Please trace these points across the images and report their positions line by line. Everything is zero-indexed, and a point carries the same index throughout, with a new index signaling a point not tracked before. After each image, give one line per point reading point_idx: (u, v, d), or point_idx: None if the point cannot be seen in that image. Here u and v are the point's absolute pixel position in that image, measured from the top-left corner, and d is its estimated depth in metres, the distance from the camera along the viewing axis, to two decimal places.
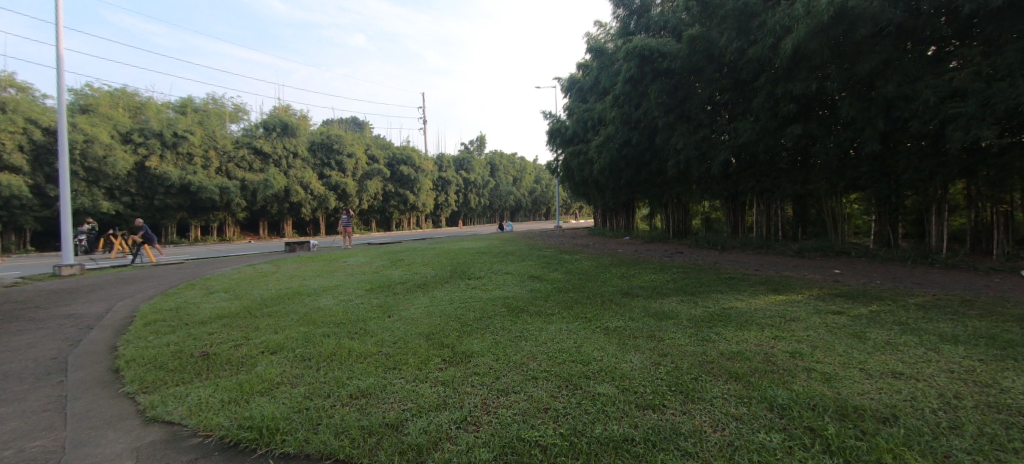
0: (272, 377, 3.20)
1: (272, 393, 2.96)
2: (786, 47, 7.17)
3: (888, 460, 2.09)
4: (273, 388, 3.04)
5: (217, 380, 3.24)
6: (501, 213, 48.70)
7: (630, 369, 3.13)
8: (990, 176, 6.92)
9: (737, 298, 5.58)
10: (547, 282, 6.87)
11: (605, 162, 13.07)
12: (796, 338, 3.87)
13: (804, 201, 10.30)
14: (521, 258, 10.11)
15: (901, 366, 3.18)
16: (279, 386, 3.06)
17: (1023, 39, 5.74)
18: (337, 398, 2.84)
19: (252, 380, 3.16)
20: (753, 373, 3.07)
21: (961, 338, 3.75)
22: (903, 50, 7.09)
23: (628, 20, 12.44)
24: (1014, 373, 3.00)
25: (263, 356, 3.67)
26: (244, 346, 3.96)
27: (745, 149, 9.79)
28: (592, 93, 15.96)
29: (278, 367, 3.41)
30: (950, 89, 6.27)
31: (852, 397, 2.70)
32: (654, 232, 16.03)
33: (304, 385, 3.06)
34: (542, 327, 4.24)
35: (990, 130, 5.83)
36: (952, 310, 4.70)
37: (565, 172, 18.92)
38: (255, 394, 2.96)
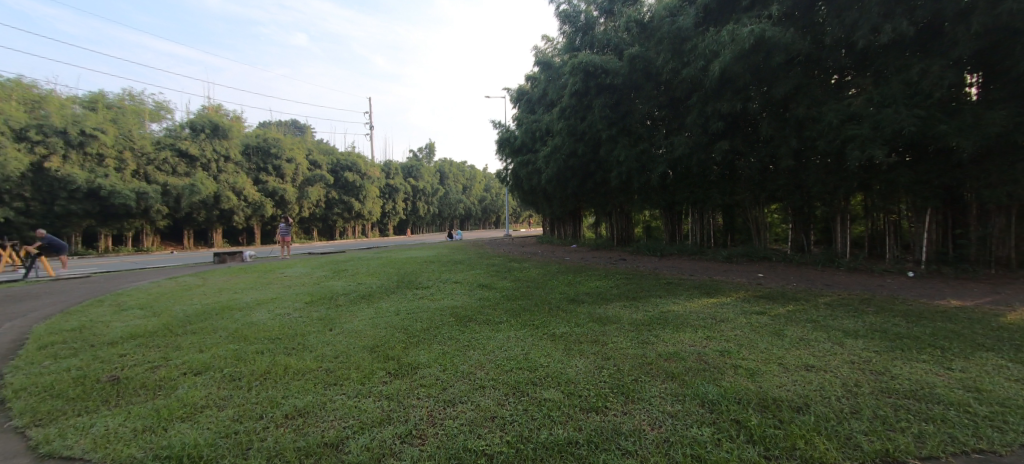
0: (195, 400, 2.97)
1: (195, 418, 2.74)
2: (714, 69, 7.77)
3: (801, 445, 2.30)
4: (196, 412, 2.82)
5: (129, 407, 2.95)
6: (451, 221, 48.23)
7: (575, 373, 3.24)
8: (883, 190, 7.87)
9: (674, 302, 5.91)
10: (496, 290, 6.91)
11: (552, 172, 13.40)
12: (724, 337, 4.18)
13: (732, 210, 11.14)
14: (469, 266, 10.08)
15: (813, 359, 3.53)
16: (203, 410, 2.85)
17: (904, 72, 6.63)
18: (271, 419, 2.69)
19: (171, 405, 2.91)
20: (687, 372, 3.27)
21: (861, 332, 4.22)
22: (812, 77, 7.92)
23: (574, 36, 13.07)
24: (902, 361, 3.43)
25: (185, 378, 3.39)
26: (162, 368, 3.64)
27: (679, 162, 10.45)
28: (540, 104, 16.36)
29: (202, 389, 3.17)
30: (849, 113, 7.09)
31: (772, 390, 2.95)
32: (599, 239, 16.60)
33: (232, 408, 2.86)
34: (490, 336, 4.27)
35: (880, 150, 6.65)
36: (855, 307, 5.28)
37: (514, 181, 19.17)
38: (175, 420, 2.73)
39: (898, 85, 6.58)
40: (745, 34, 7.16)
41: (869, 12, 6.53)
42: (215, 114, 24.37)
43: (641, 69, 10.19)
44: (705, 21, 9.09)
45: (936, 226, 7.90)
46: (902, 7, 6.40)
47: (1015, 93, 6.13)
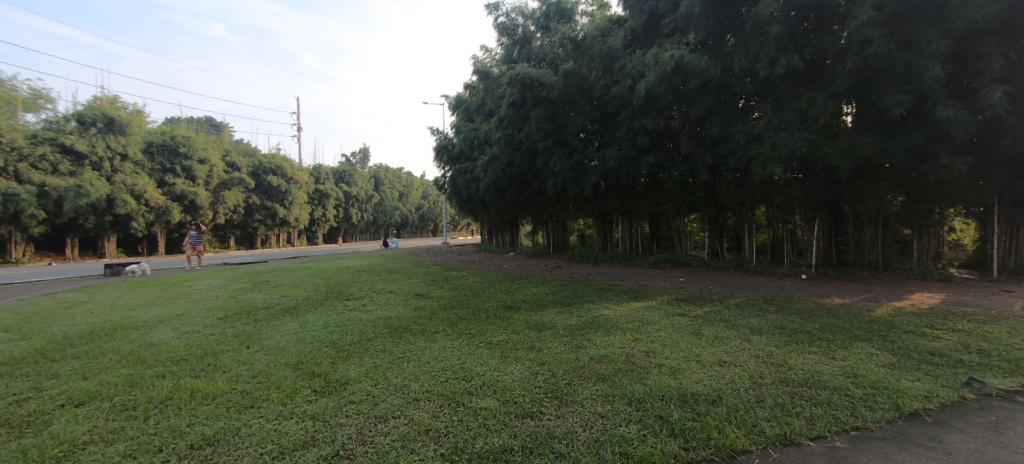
0: (75, 436, 2.64)
1: (74, 456, 2.44)
2: (640, 89, 8.35)
3: (715, 435, 2.54)
4: (77, 449, 2.51)
5: None
6: (386, 229, 46.72)
7: (511, 380, 3.30)
8: (781, 203, 8.86)
9: (604, 307, 6.22)
10: (432, 299, 6.83)
11: (489, 181, 13.53)
12: (650, 339, 4.48)
13: (657, 220, 11.92)
14: (404, 276, 9.85)
15: (725, 356, 3.89)
16: (85, 446, 2.54)
17: (796, 100, 7.58)
18: (171, 452, 2.47)
19: (43, 444, 2.56)
20: (615, 373, 3.47)
21: (765, 329, 4.72)
22: (723, 100, 8.78)
23: (512, 48, 13.60)
24: (797, 353, 3.89)
25: (64, 410, 3.00)
26: (32, 401, 3.19)
27: (610, 174, 11.04)
28: (478, 113, 16.51)
29: (86, 422, 2.83)
30: (753, 134, 7.95)
31: (691, 386, 3.22)
32: (536, 247, 16.99)
33: (123, 442, 2.58)
34: (425, 346, 4.23)
35: (778, 167, 7.52)
36: (760, 307, 5.90)
37: (452, 189, 19.09)
38: (48, 461, 2.41)
39: (791, 111, 7.49)
40: (666, 58, 7.79)
41: (768, 46, 7.40)
42: (111, 106, 21.69)
43: (575, 84, 10.69)
44: (633, 43, 9.99)
45: (824, 235, 9.04)
46: (793, 43, 7.33)
47: (880, 122, 7.22)
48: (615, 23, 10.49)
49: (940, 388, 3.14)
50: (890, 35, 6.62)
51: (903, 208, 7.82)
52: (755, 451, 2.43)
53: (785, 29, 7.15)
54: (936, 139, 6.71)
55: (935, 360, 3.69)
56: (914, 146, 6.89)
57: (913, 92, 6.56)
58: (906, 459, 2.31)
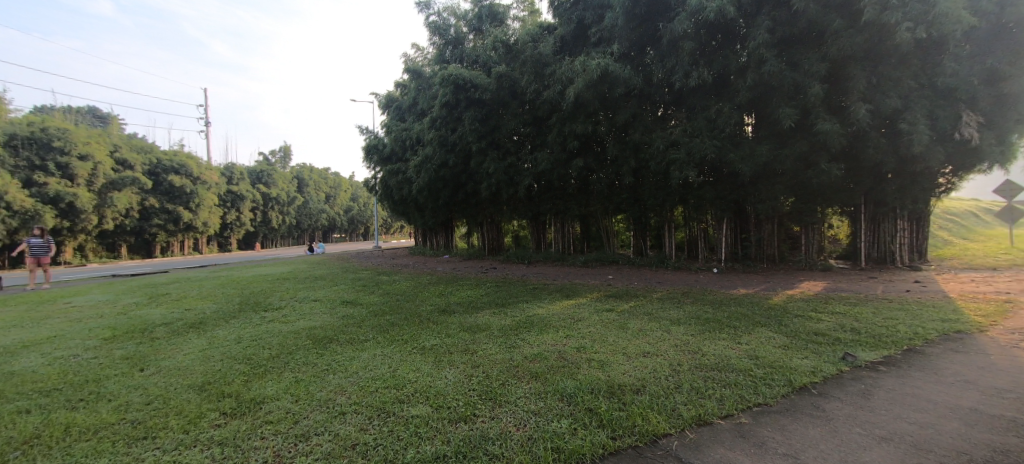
0: None
1: None
2: (569, 94, 8.65)
3: (639, 422, 2.69)
4: None
5: None
6: (312, 233, 44.05)
7: (444, 385, 3.26)
8: (695, 204, 9.64)
9: (538, 306, 6.32)
10: (362, 306, 6.55)
11: (422, 183, 13.26)
12: (580, 334, 4.66)
13: (587, 220, 12.42)
14: (331, 283, 9.33)
15: (648, 347, 4.14)
16: None
17: (708, 110, 8.28)
18: None
19: None
20: (548, 371, 3.56)
21: (682, 320, 5.10)
22: (644, 109, 9.35)
23: (444, 48, 13.49)
24: (710, 340, 4.25)
25: None
26: None
27: (542, 176, 11.30)
28: (409, 113, 16.13)
29: None
30: (671, 140, 8.55)
31: (618, 377, 3.39)
32: (471, 249, 16.98)
33: None
34: (353, 356, 4.05)
35: (692, 171, 8.17)
36: (679, 299, 6.37)
37: (383, 190, 18.49)
38: None
39: (702, 120, 8.18)
40: (593, 66, 8.14)
41: (682, 60, 8.00)
42: None
43: (508, 87, 10.82)
44: (562, 49, 10.32)
45: (731, 232, 9.98)
46: (703, 58, 8.00)
47: (774, 132, 8.11)
48: (546, 29, 10.79)
49: (823, 364, 3.59)
50: (781, 56, 7.46)
51: (794, 208, 8.87)
52: (674, 433, 2.60)
53: (696, 45, 7.78)
54: (818, 148, 7.68)
55: (819, 340, 4.22)
56: (801, 154, 7.84)
57: (800, 106, 7.45)
58: (797, 427, 2.61)
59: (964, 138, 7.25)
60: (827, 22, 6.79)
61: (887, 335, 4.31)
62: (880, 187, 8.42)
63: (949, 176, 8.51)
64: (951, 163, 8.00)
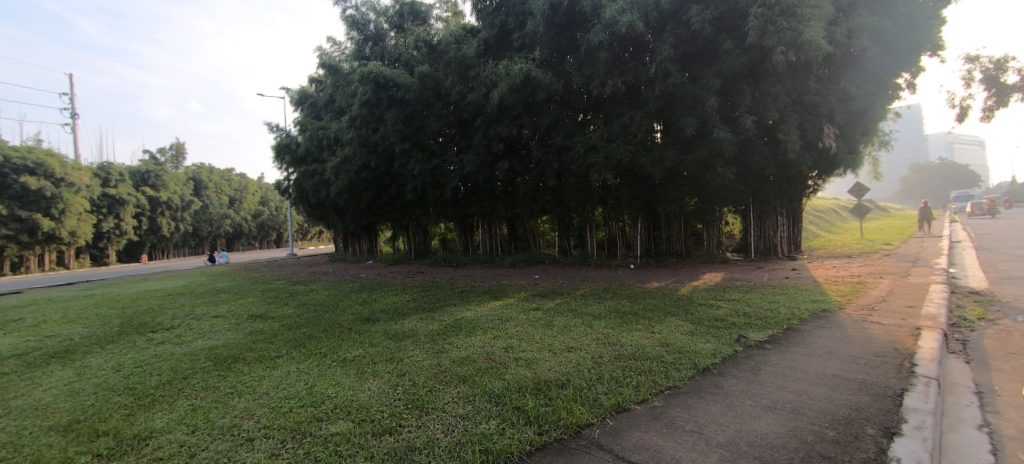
0: None
1: None
2: (493, 97, 8.77)
3: (564, 415, 2.78)
4: None
5: None
6: (212, 241, 39.79)
7: (367, 398, 3.13)
8: (613, 204, 10.23)
9: (466, 309, 6.31)
10: (273, 320, 6.06)
11: (341, 185, 12.60)
12: (508, 335, 4.72)
13: (513, 222, 12.63)
14: (236, 296, 8.54)
15: (572, 342, 4.32)
16: None
17: (622, 116, 8.83)
18: None
19: None
20: (476, 373, 3.57)
21: (604, 314, 5.38)
22: (565, 113, 9.71)
23: (363, 44, 12.84)
24: (628, 332, 4.54)
25: None
26: None
27: (468, 179, 11.27)
28: (326, 111, 15.23)
29: None
30: (590, 144, 8.97)
31: (544, 374, 3.49)
32: (396, 254, 16.49)
33: None
34: (263, 375, 3.74)
35: (609, 173, 8.65)
36: (601, 295, 6.71)
37: (297, 193, 17.27)
38: None
39: (618, 126, 8.72)
40: (515, 70, 8.35)
41: (599, 69, 8.48)
42: None
43: (431, 87, 10.72)
44: (486, 53, 10.39)
45: (645, 230, 10.74)
46: (617, 69, 8.53)
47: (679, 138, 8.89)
48: (469, 32, 10.76)
49: (722, 346, 4.00)
50: (685, 69, 8.18)
51: (697, 207, 9.78)
52: (596, 423, 2.72)
53: (610, 56, 8.27)
54: (714, 153, 8.54)
55: (719, 324, 4.69)
56: (702, 159, 8.66)
57: (699, 116, 8.24)
58: (702, 405, 2.88)
59: (826, 147, 8.51)
60: (720, 41, 7.56)
61: (772, 316, 4.93)
62: (765, 188, 9.59)
63: (815, 178, 9.95)
64: (818, 167, 9.35)
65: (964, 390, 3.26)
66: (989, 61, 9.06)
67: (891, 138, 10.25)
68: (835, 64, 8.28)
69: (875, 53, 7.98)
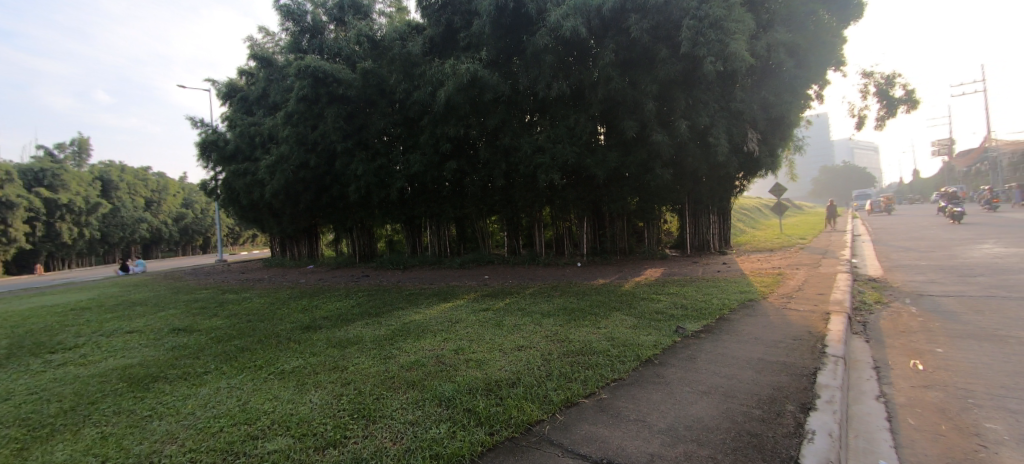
0: None
1: None
2: (440, 96, 8.70)
3: (514, 414, 2.83)
4: None
5: None
6: (126, 247, 36.11)
7: (308, 411, 3.00)
8: (560, 205, 10.49)
9: (414, 312, 6.21)
10: (201, 333, 5.64)
11: (276, 186, 11.92)
12: (458, 337, 4.72)
13: (462, 222, 12.57)
14: (156, 308, 7.84)
15: (522, 341, 4.40)
16: None
17: (567, 118, 9.07)
18: None
19: None
20: (425, 377, 3.54)
21: (552, 312, 5.51)
22: (512, 114, 9.80)
23: (299, 36, 12.24)
24: (575, 328, 4.69)
25: None
26: None
27: (415, 179, 11.07)
28: (258, 106, 14.33)
29: None
30: (537, 145, 9.13)
31: (495, 374, 3.53)
32: (340, 257, 15.87)
33: None
34: (189, 394, 3.48)
35: (555, 174, 8.86)
36: (548, 293, 6.86)
37: (227, 194, 16.11)
38: None
39: (563, 128, 8.94)
40: (461, 70, 8.33)
41: (544, 71, 8.66)
42: None
43: (375, 84, 10.42)
44: (432, 51, 10.27)
45: (591, 229, 11.10)
46: (561, 72, 8.75)
47: (621, 141, 9.28)
48: (414, 29, 10.64)
49: (662, 337, 4.25)
50: (625, 74, 8.54)
51: (638, 206, 10.27)
52: (546, 419, 2.80)
53: (555, 59, 8.46)
54: (653, 155, 9.01)
55: (659, 317, 4.97)
56: (642, 160, 9.10)
57: (639, 119, 8.67)
58: (644, 395, 3.05)
59: (751, 150, 9.24)
60: (657, 49, 7.94)
61: (705, 308, 5.29)
62: (698, 188, 10.24)
63: (742, 179, 10.80)
64: (743, 168, 10.14)
65: (865, 366, 3.69)
66: (881, 76, 10.24)
67: (804, 143, 11.32)
68: (757, 74, 9.01)
69: (790, 66, 8.77)
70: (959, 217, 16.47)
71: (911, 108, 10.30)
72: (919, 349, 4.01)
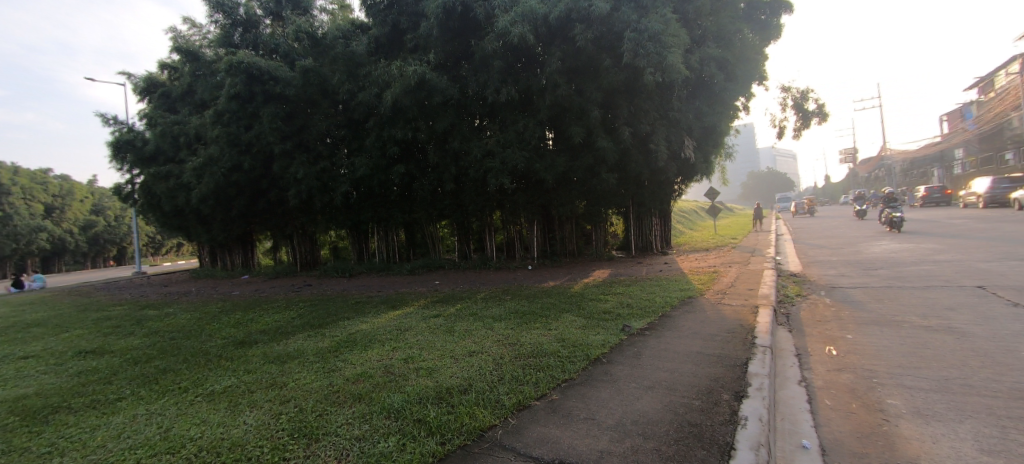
0: None
1: None
2: (386, 98, 8.50)
3: (466, 421, 2.79)
4: None
5: None
6: (21, 260, 31.91)
7: (242, 434, 2.79)
8: (510, 209, 10.55)
9: (361, 322, 5.97)
10: (115, 355, 5.09)
11: (205, 190, 11.06)
12: (407, 345, 4.59)
13: (411, 227, 12.32)
14: (58, 329, 6.99)
15: (474, 346, 4.36)
16: None
17: (516, 123, 9.16)
18: None
19: None
20: (373, 389, 3.42)
21: (504, 316, 5.52)
22: (461, 118, 9.71)
23: (230, 30, 11.48)
24: (527, 331, 4.73)
25: None
26: None
27: (361, 183, 10.71)
28: (184, 103, 13.24)
29: None
30: (486, 150, 9.13)
31: (446, 381, 3.48)
32: (279, 266, 15.01)
33: None
34: (99, 424, 3.12)
35: (505, 178, 8.91)
36: (499, 297, 6.87)
37: (147, 199, 14.72)
38: None
39: (512, 133, 9.01)
40: (409, 73, 8.18)
41: (493, 76, 8.70)
42: None
43: (316, 84, 9.98)
44: (378, 52, 10.01)
45: (541, 232, 11.27)
46: (510, 77, 8.83)
47: (568, 146, 9.50)
48: (359, 28, 10.37)
49: (610, 336, 4.39)
50: (572, 80, 8.76)
51: (586, 209, 10.58)
52: (498, 424, 2.79)
53: (503, 64, 8.52)
54: (599, 160, 9.30)
55: (607, 316, 5.13)
56: (588, 165, 9.38)
57: (585, 125, 8.93)
58: (594, 393, 3.12)
59: (687, 157, 9.81)
60: (601, 59, 8.22)
61: (649, 306, 5.53)
62: (641, 192, 10.72)
63: (680, 183, 11.42)
64: (681, 173, 10.75)
65: (789, 354, 4.01)
66: (798, 91, 11.21)
67: (734, 150, 12.16)
68: (692, 85, 9.57)
69: (721, 79, 9.41)
70: (898, 226, 13.43)
71: (823, 120, 11.36)
72: (833, 336, 4.42)
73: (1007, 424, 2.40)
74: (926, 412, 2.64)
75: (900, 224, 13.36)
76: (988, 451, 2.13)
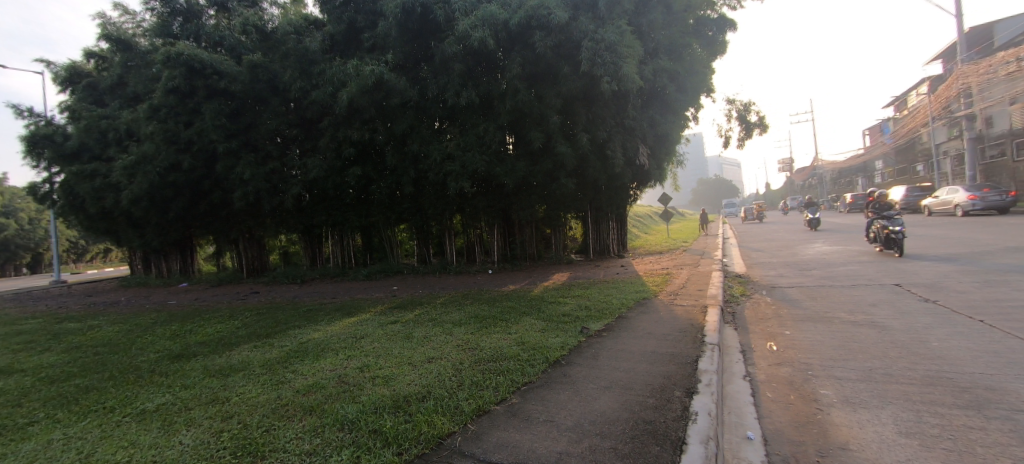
0: None
1: None
2: (341, 98, 8.22)
3: (425, 429, 2.70)
4: None
5: None
6: None
7: (177, 455, 2.56)
8: (470, 212, 10.47)
9: (312, 330, 5.68)
10: (26, 374, 4.55)
11: (138, 191, 10.21)
12: (363, 353, 4.41)
13: (368, 231, 11.95)
14: None
15: (433, 352, 4.26)
16: None
17: (476, 126, 9.12)
18: None
19: None
20: (326, 400, 3.25)
21: (464, 321, 5.42)
22: (420, 120, 9.53)
23: (169, 18, 10.76)
24: (487, 335, 4.67)
25: None
26: None
27: (314, 185, 10.29)
28: (114, 96, 12.20)
29: None
30: (445, 153, 9.01)
31: (403, 389, 3.36)
32: (223, 272, 14.12)
33: None
34: (4, 453, 2.76)
35: (465, 181, 8.82)
36: (459, 302, 6.76)
37: (68, 200, 13.39)
38: None
39: (472, 136, 8.96)
40: (365, 72, 7.94)
41: (453, 79, 8.63)
42: None
43: (265, 80, 9.51)
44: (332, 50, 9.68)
45: (501, 236, 11.26)
46: (470, 81, 8.78)
47: (528, 151, 9.56)
48: (312, 24, 10.01)
49: (568, 338, 4.42)
50: (532, 85, 8.83)
51: (546, 213, 10.68)
52: (457, 430, 2.72)
53: (463, 67, 8.47)
54: (557, 165, 9.41)
55: (566, 319, 5.17)
56: (547, 169, 9.47)
57: (545, 131, 9.02)
58: (553, 395, 3.12)
59: (642, 163, 10.13)
60: (560, 66, 8.36)
61: (607, 308, 5.62)
62: (598, 197, 10.96)
63: (635, 189, 11.78)
64: (637, 178, 11.07)
65: (735, 350, 4.20)
66: (741, 104, 11.89)
67: (684, 158, 12.69)
68: (646, 95, 9.91)
69: (671, 90, 9.82)
70: (896, 245, 9.01)
71: (763, 132, 12.10)
72: (774, 332, 4.66)
73: (921, 407, 2.61)
74: (854, 400, 2.83)
75: (898, 243, 8.88)
76: (906, 434, 2.31)
